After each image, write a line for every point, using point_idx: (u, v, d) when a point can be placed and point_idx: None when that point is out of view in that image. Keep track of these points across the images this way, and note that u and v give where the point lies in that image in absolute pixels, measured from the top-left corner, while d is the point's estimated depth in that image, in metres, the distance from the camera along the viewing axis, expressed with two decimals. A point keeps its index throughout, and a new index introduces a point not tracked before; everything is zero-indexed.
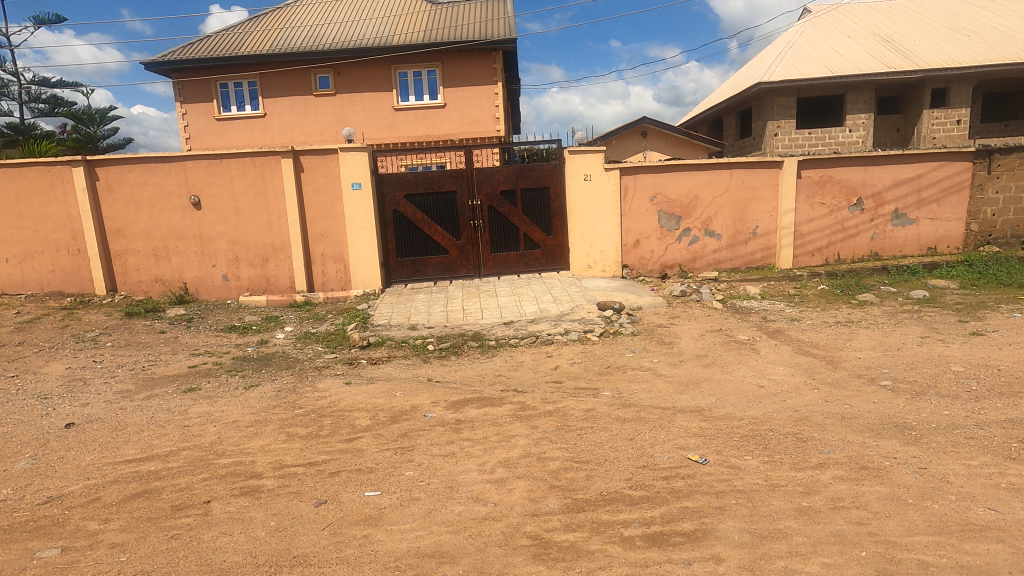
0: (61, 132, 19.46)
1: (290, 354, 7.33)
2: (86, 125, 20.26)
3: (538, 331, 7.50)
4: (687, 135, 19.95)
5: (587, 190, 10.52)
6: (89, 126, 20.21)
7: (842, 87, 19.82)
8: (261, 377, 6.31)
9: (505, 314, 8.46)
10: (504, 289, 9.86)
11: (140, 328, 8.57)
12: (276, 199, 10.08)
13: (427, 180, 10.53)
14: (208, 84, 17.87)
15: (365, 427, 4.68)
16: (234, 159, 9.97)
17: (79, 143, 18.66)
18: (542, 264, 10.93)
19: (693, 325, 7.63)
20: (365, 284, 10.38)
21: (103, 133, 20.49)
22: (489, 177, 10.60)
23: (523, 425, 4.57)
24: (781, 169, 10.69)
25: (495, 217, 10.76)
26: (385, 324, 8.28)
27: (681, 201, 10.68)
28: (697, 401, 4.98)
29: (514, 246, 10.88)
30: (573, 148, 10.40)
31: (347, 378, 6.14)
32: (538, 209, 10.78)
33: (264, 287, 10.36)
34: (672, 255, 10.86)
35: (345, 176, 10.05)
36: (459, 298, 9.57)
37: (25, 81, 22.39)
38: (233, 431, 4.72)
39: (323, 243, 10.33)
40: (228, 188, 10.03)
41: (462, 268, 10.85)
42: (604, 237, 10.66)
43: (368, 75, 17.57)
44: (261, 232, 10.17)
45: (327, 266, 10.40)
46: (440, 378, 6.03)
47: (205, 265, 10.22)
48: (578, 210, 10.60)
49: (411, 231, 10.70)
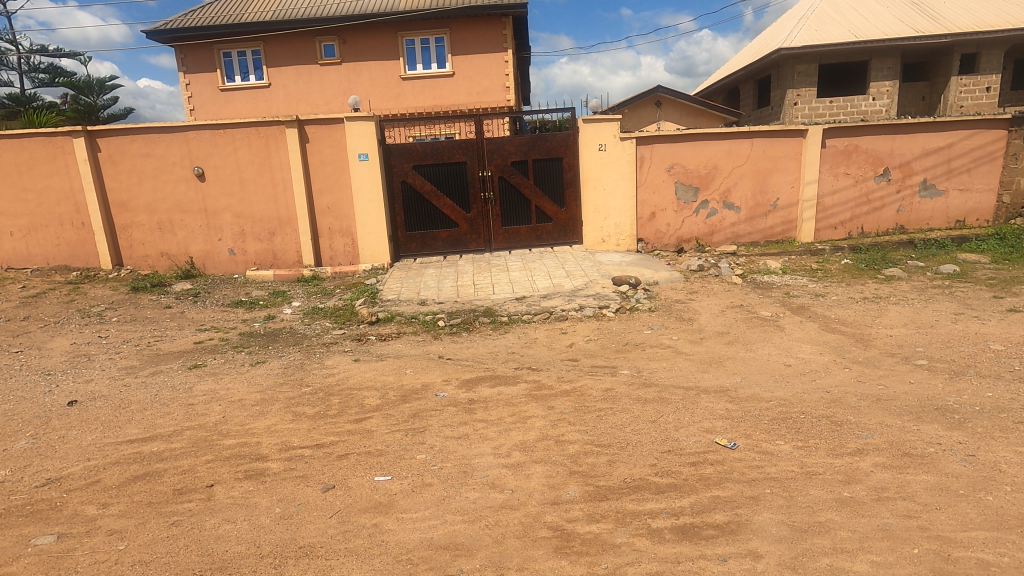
0: (62, 103, 19.19)
1: (297, 329, 7.16)
2: (86, 96, 19.98)
3: (552, 307, 7.27)
4: (704, 104, 19.28)
5: (601, 160, 10.15)
6: (89, 96, 19.93)
7: (866, 53, 19.00)
8: (268, 354, 6.13)
9: (517, 289, 8.21)
10: (515, 264, 9.59)
11: (146, 303, 8.43)
12: (281, 170, 9.81)
13: (436, 151, 10.19)
14: (211, 53, 17.44)
15: (375, 406, 4.50)
16: (238, 130, 9.68)
17: (80, 114, 18.39)
18: (554, 238, 10.65)
19: (712, 300, 7.35)
20: (374, 258, 10.16)
21: (103, 104, 20.18)
22: (500, 147, 10.25)
23: (540, 405, 4.37)
24: (805, 138, 10.23)
25: (506, 189, 10.43)
26: (394, 300, 8.06)
27: (699, 171, 10.28)
28: (721, 381, 4.76)
29: (525, 219, 10.57)
30: (587, 116, 9.99)
31: (356, 356, 5.95)
32: (550, 180, 10.44)
33: (271, 262, 10.17)
34: (689, 228, 10.52)
35: (352, 146, 9.75)
36: (469, 272, 9.32)
37: (25, 50, 22.01)
38: (238, 410, 4.56)
39: (329, 216, 10.08)
40: (232, 160, 9.76)
41: (472, 243, 10.58)
42: (619, 210, 10.33)
43: (374, 42, 17.05)
44: (267, 205, 9.94)
45: (335, 240, 10.18)
46: (452, 355, 5.83)
47: (211, 239, 10.02)
48: (592, 181, 10.24)
49: (420, 204, 10.41)
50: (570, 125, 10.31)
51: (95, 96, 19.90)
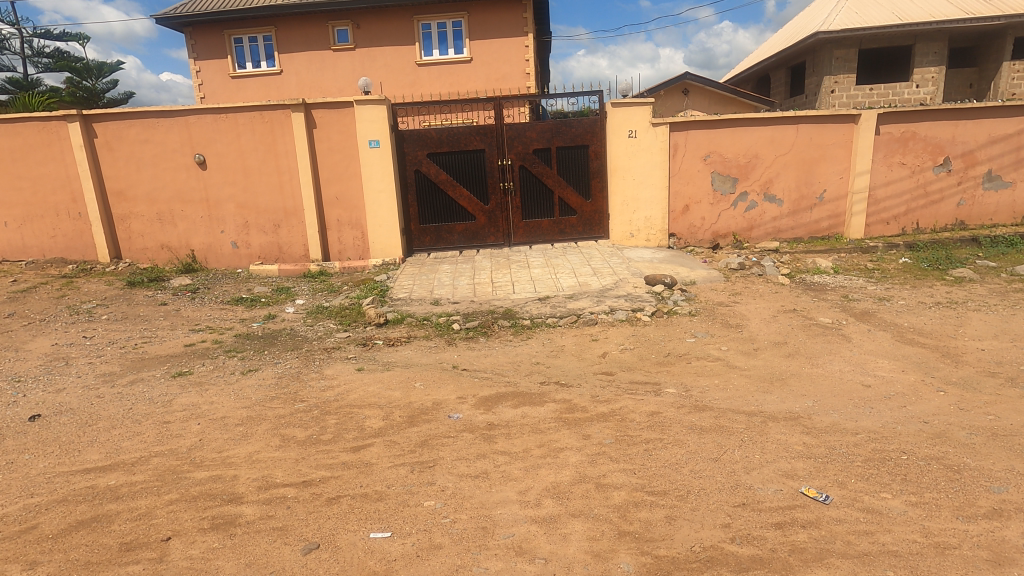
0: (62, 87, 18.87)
1: (299, 332, 6.50)
2: (86, 80, 19.64)
3: (579, 310, 6.50)
4: (734, 92, 18.25)
5: (630, 147, 9.33)
6: (90, 80, 19.63)
7: (911, 36, 17.79)
8: (262, 360, 5.47)
9: (541, 288, 7.46)
10: (537, 260, 8.85)
11: (141, 299, 7.84)
12: (287, 158, 9.18)
13: (452, 137, 9.47)
14: (222, 39, 16.91)
15: (377, 430, 3.79)
16: (241, 114, 9.05)
17: (80, 101, 18.09)
18: (579, 232, 9.87)
19: (760, 304, 6.54)
20: (385, 252, 9.49)
21: (103, 88, 19.83)
22: (522, 134, 9.48)
23: (573, 433, 3.63)
24: (856, 123, 9.29)
25: (527, 179, 9.68)
26: (405, 299, 7.38)
27: (738, 160, 9.42)
28: (790, 405, 3.98)
29: (548, 212, 9.81)
30: (616, 100, 9.18)
31: (359, 364, 5.27)
32: (576, 169, 9.67)
33: (277, 255, 9.55)
34: (725, 222, 9.67)
35: (362, 132, 9.07)
36: (487, 269, 8.59)
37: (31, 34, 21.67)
38: (218, 431, 3.90)
39: (338, 208, 9.43)
40: (236, 146, 9.14)
41: (490, 237, 9.85)
42: (649, 202, 9.51)
43: (390, 27, 16.38)
44: (272, 195, 9.32)
45: (343, 233, 9.52)
46: (468, 366, 5.11)
47: (213, 231, 9.43)
48: (620, 171, 9.43)
49: (435, 195, 9.71)
50: (596, 110, 9.50)
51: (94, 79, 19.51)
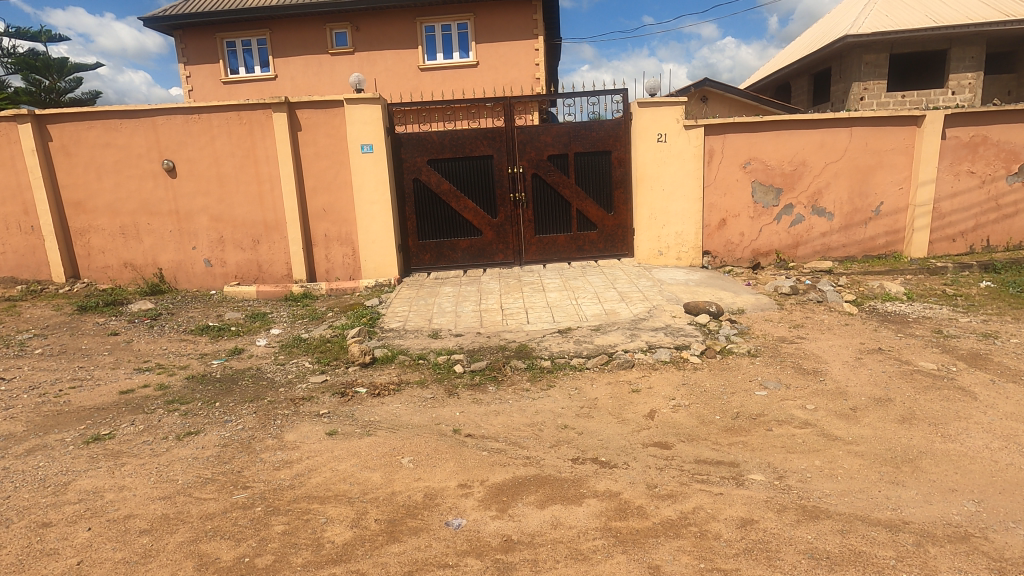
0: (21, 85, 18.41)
1: (266, 372, 5.31)
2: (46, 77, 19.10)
3: (610, 347, 5.30)
4: (757, 99, 17.10)
5: (660, 153, 8.16)
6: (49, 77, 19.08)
7: (947, 40, 16.67)
8: (209, 416, 4.26)
9: (561, 318, 6.26)
10: (554, 282, 7.67)
11: (88, 328, 6.66)
12: (268, 165, 8.06)
13: (456, 141, 8.33)
14: (214, 42, 15.99)
15: (340, 551, 2.57)
16: (216, 115, 7.95)
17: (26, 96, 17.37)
18: (599, 249, 8.70)
19: (833, 341, 5.32)
20: (379, 272, 8.32)
21: (65, 86, 19.28)
22: (535, 137, 8.35)
23: (633, 562, 2.41)
24: (918, 126, 8.12)
25: (541, 189, 8.52)
26: (398, 331, 6.18)
27: (782, 169, 8.25)
28: (942, 508, 2.74)
29: (564, 227, 8.63)
30: (643, 99, 8.06)
31: (332, 424, 4.05)
32: (596, 178, 8.52)
33: (256, 275, 8.40)
34: (768, 239, 8.47)
35: (354, 135, 7.97)
36: (496, 293, 7.40)
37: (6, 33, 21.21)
38: (109, 547, 2.68)
39: (326, 221, 8.28)
40: (210, 151, 8.03)
41: (499, 254, 8.66)
42: (681, 216, 8.33)
43: (391, 30, 15.40)
44: (251, 207, 8.19)
45: (332, 250, 8.36)
46: (473, 429, 3.90)
47: (184, 248, 8.29)
48: (647, 180, 8.26)
49: (436, 207, 8.56)
50: (619, 111, 8.37)
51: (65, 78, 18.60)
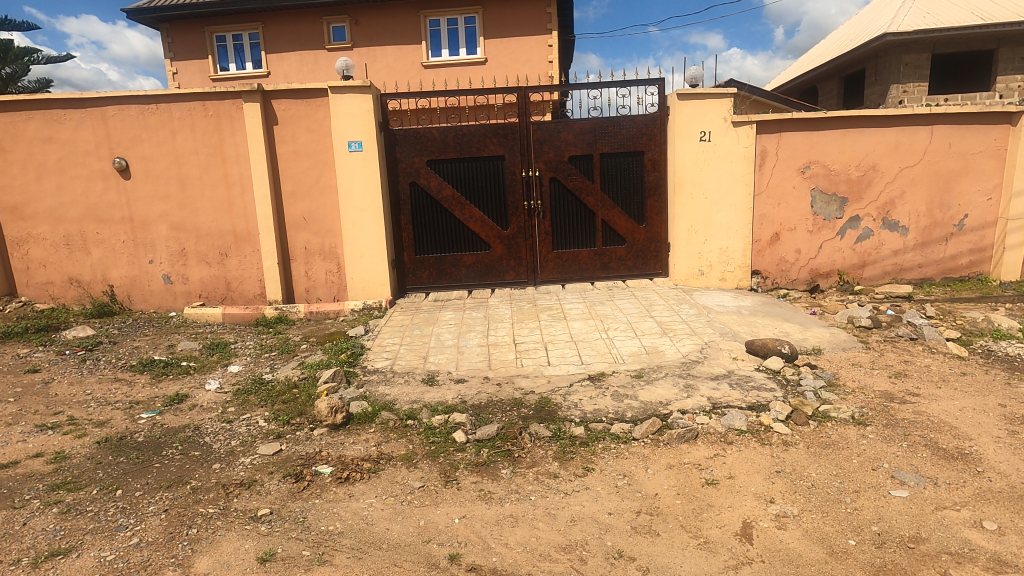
0: None
1: (205, 433, 4.01)
2: None
3: (661, 407, 3.99)
4: (786, 102, 15.80)
5: (702, 154, 6.87)
6: None
7: (995, 40, 15.34)
8: (99, 515, 2.97)
9: (591, 359, 4.96)
10: (577, 308, 6.36)
11: (3, 363, 5.38)
12: (239, 164, 6.82)
13: (462, 139, 7.08)
14: (202, 37, 14.93)
15: None
16: (177, 105, 6.72)
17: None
18: (628, 267, 7.40)
19: (962, 401, 3.98)
20: (368, 293, 7.05)
21: None
22: (554, 135, 7.08)
23: None
24: (1012, 125, 6.82)
25: (560, 196, 7.24)
26: (384, 375, 4.87)
27: (847, 174, 6.95)
28: None
29: (586, 241, 7.33)
30: (684, 90, 6.77)
31: (271, 538, 2.74)
32: (625, 183, 7.23)
33: (224, 294, 7.15)
34: (828, 257, 7.16)
35: (340, 130, 6.72)
36: (508, 321, 6.09)
37: None
38: None
39: (306, 231, 7.02)
40: (169, 149, 6.80)
41: (510, 273, 7.36)
42: (726, 229, 7.04)
43: (393, 24, 14.23)
44: (219, 214, 6.95)
45: (313, 265, 7.10)
46: (481, 553, 2.60)
47: (139, 261, 7.04)
48: (687, 186, 6.96)
49: (436, 216, 7.28)
50: (653, 105, 7.10)
51: (16, 69, 17.26)
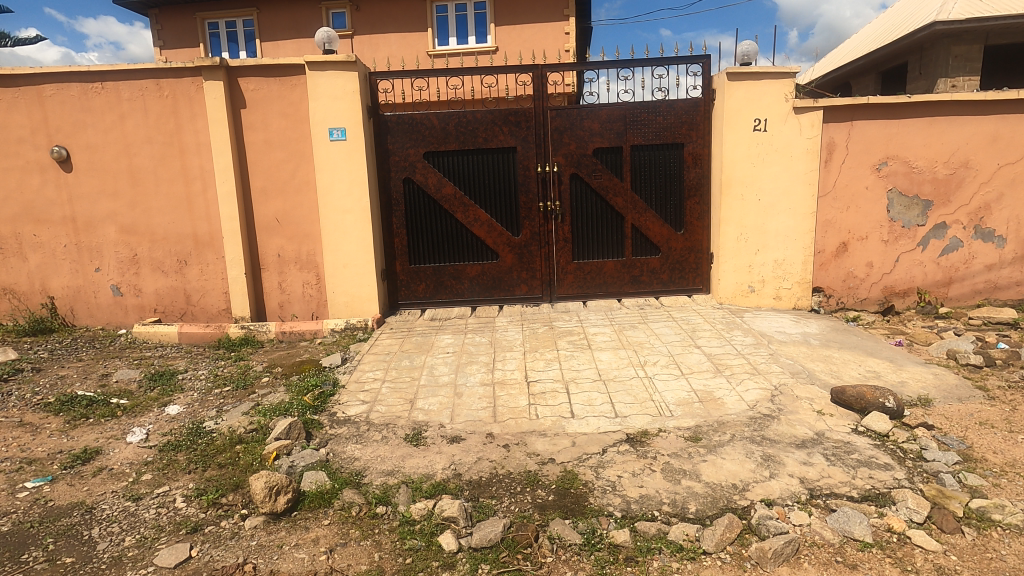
0: None
1: (96, 520, 2.89)
2: None
3: (735, 495, 2.82)
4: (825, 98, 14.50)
5: (755, 147, 5.68)
6: None
7: None
8: None
9: (628, 410, 3.78)
10: (603, 334, 5.18)
11: None
12: (199, 155, 5.72)
13: (466, 128, 5.93)
14: (194, 24, 13.97)
15: None
16: (127, 84, 5.63)
17: None
18: (662, 282, 6.21)
19: None
20: (353, 309, 5.93)
21: None
22: (576, 124, 5.92)
23: None
24: None
25: (582, 197, 6.07)
26: (357, 427, 3.73)
27: (932, 173, 5.73)
28: None
29: (613, 250, 6.15)
30: (735, 69, 5.58)
31: None
32: (660, 182, 6.04)
33: (183, 309, 6.05)
34: (906, 273, 5.92)
35: (320, 115, 5.61)
36: (518, 350, 4.93)
37: None
38: None
39: (280, 235, 5.90)
40: (117, 136, 5.72)
41: (521, 287, 6.19)
42: (782, 238, 5.84)
43: (397, 10, 13.13)
44: (177, 215, 5.86)
45: (288, 275, 5.98)
46: None
47: (84, 269, 5.96)
48: (736, 185, 5.77)
49: (435, 219, 6.12)
50: (696, 87, 5.90)
51: None
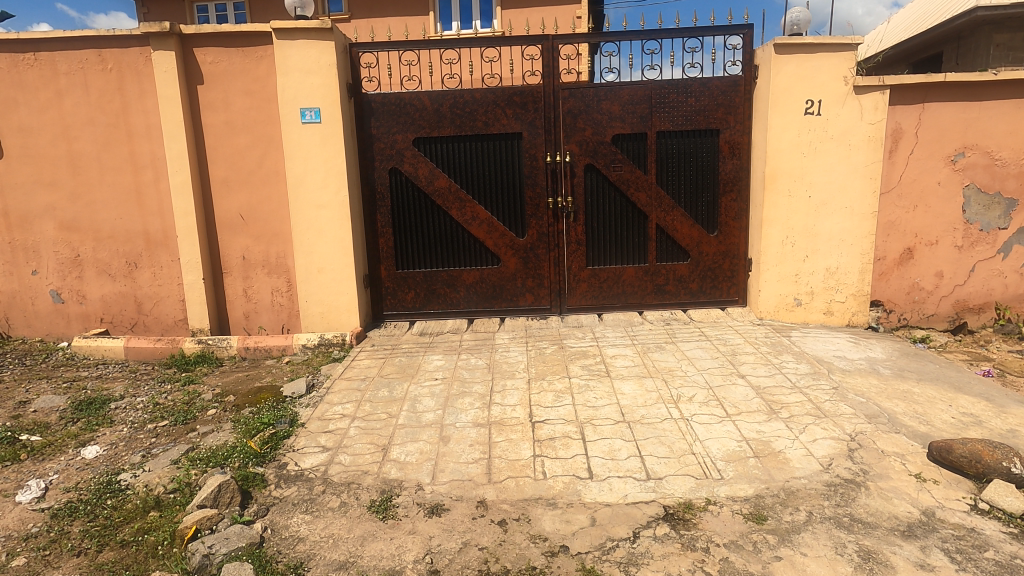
0: None
1: None
2: None
3: None
4: None
5: (807, 134, 4.77)
6: None
7: None
8: None
9: (663, 470, 2.89)
10: (624, 359, 4.29)
11: None
12: (149, 139, 4.87)
13: (463, 109, 5.05)
14: (183, 7, 13.15)
15: None
16: (64, 55, 4.79)
17: None
18: (691, 292, 5.31)
19: None
20: (329, 321, 5.08)
21: None
22: (592, 105, 5.02)
23: None
24: None
25: (599, 192, 5.17)
26: (311, 489, 2.87)
27: (1018, 166, 4.80)
28: None
29: (634, 255, 5.26)
30: (784, 40, 4.66)
31: None
32: (691, 174, 5.13)
33: (133, 319, 5.21)
34: (983, 285, 4.99)
35: (290, 92, 4.75)
36: (521, 377, 4.05)
37: None
38: None
39: (244, 235, 5.05)
40: (54, 117, 4.88)
41: (526, 297, 5.31)
42: (836, 242, 4.93)
43: None
44: (124, 210, 5.01)
45: (254, 282, 5.12)
46: None
47: (19, 271, 5.14)
48: (782, 179, 4.86)
49: (425, 217, 5.23)
50: (735, 63, 4.99)
51: None
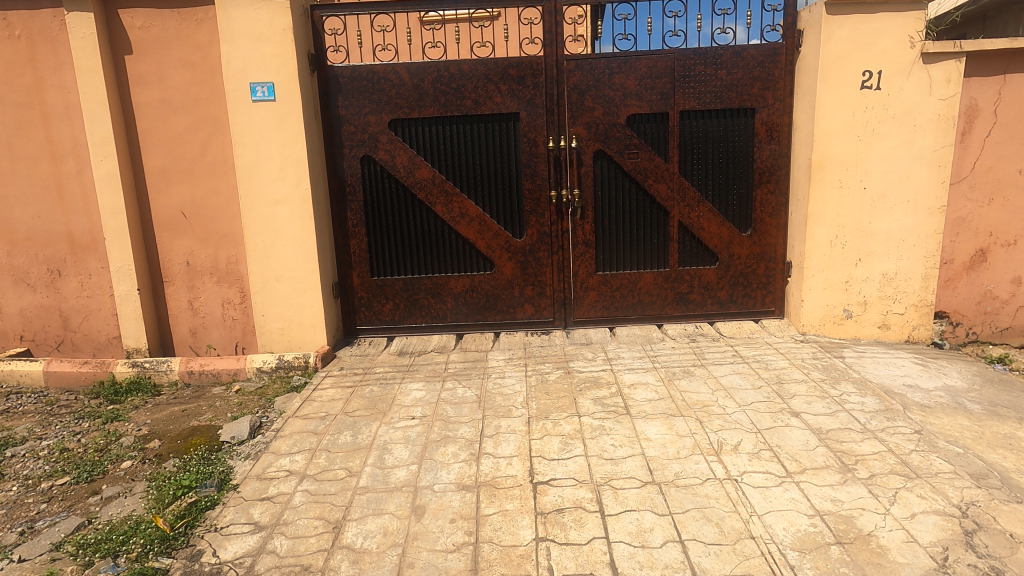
0: None
1: None
2: None
3: None
4: None
5: (863, 113, 3.96)
6: None
7: None
8: None
9: (714, 568, 2.10)
10: (646, 390, 3.48)
11: None
12: (69, 121, 4.03)
13: (448, 85, 4.21)
14: None
15: None
16: None
17: None
18: (719, 302, 4.50)
19: None
20: (290, 339, 4.26)
21: None
22: (603, 79, 4.19)
23: None
24: None
25: (611, 184, 4.35)
26: None
27: None
28: None
29: (652, 259, 4.44)
30: None
31: None
32: (721, 162, 4.31)
33: (60, 336, 4.39)
34: None
35: (237, 63, 3.90)
36: (519, 417, 3.23)
37: None
38: None
39: (187, 236, 4.22)
40: None
41: (525, 309, 4.50)
42: (895, 243, 4.12)
43: None
44: (43, 207, 4.18)
45: (201, 292, 4.30)
46: None
47: None
48: (832, 168, 4.04)
49: (405, 214, 4.40)
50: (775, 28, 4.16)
51: None
